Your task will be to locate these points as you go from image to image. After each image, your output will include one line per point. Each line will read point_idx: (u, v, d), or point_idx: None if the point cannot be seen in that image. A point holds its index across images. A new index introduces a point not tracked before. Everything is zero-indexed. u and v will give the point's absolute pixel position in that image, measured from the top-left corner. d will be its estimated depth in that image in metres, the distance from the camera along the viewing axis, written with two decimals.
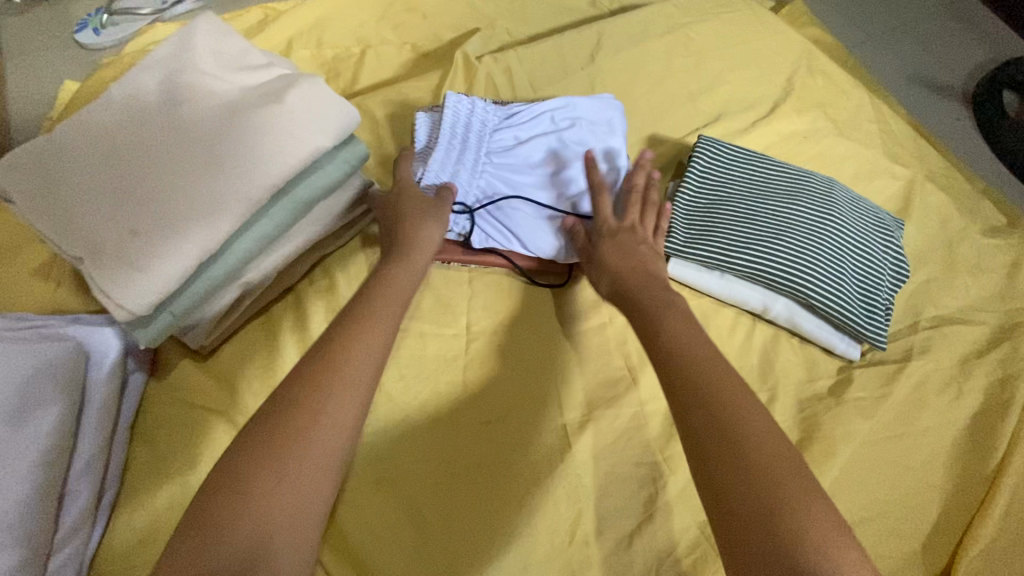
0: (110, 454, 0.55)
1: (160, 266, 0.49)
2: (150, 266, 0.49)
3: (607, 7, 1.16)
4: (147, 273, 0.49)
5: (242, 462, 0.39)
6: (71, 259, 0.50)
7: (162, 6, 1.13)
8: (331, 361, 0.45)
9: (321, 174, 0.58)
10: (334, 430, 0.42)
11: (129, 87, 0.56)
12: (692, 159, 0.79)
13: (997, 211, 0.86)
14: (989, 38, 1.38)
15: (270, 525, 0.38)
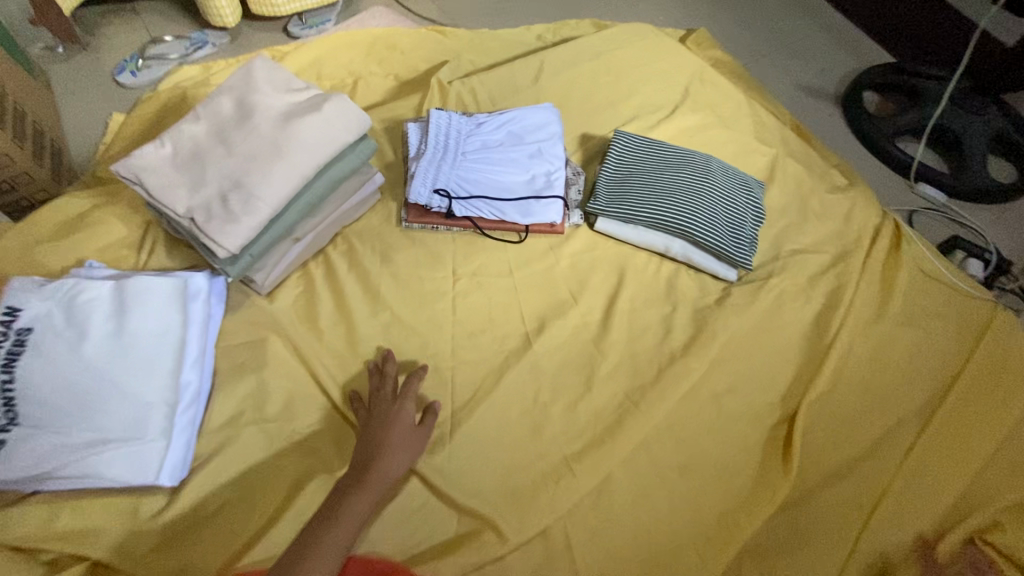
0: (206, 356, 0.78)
1: (245, 219, 0.74)
2: (239, 219, 0.73)
3: (548, 40, 1.46)
4: (238, 224, 0.73)
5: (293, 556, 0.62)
6: (185, 219, 0.74)
7: (186, 51, 1.38)
8: (342, 515, 0.66)
9: (346, 160, 0.84)
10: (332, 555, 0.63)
11: (212, 106, 0.81)
12: (610, 148, 1.07)
13: (840, 176, 1.17)
14: (855, 50, 1.70)
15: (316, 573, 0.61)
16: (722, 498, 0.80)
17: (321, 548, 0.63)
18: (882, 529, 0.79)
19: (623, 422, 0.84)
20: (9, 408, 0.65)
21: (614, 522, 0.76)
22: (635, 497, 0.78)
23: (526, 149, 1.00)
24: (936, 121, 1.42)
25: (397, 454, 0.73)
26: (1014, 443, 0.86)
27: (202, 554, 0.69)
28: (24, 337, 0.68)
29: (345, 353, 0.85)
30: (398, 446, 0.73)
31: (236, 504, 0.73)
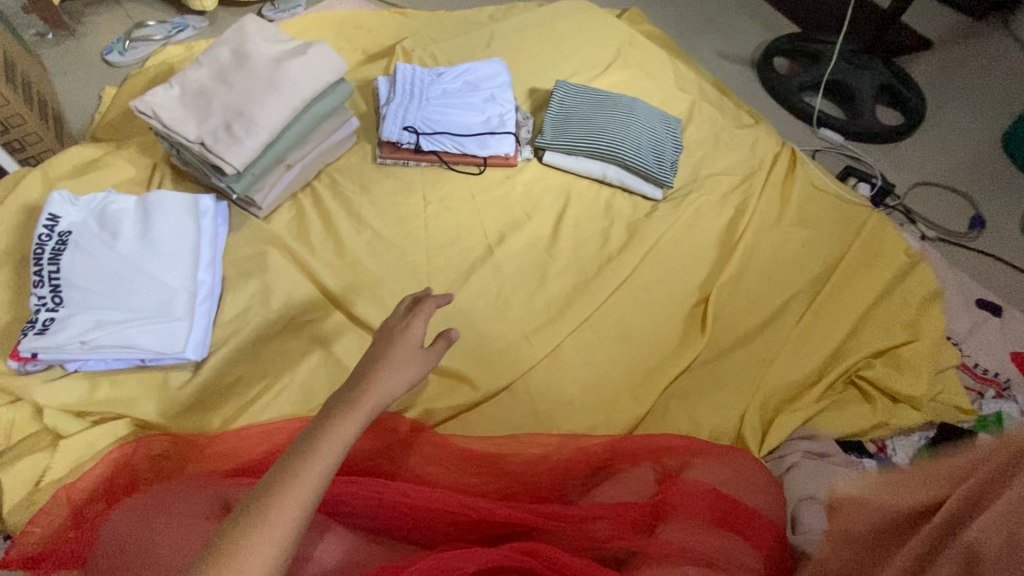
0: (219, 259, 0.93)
1: (248, 142, 0.92)
2: (242, 142, 0.92)
3: (498, 17, 1.65)
4: (242, 146, 0.92)
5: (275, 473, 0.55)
6: (197, 144, 0.92)
7: (170, 33, 1.52)
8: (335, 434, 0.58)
9: (328, 96, 1.02)
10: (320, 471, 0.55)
11: (214, 57, 0.99)
12: (553, 95, 1.27)
13: (747, 117, 1.39)
14: (767, 23, 1.94)
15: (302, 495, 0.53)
16: (652, 358, 0.98)
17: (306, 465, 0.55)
18: (783, 373, 0.98)
19: (572, 306, 1.01)
20: (58, 292, 0.80)
21: (566, 378, 0.94)
22: (583, 360, 0.96)
23: (481, 94, 1.18)
24: (830, 76, 1.68)
25: (401, 371, 0.66)
26: (883, 306, 1.07)
27: (226, 413, 0.83)
28: (67, 238, 0.84)
29: (334, 260, 1.00)
30: (402, 362, 0.66)
31: (251, 377, 0.87)
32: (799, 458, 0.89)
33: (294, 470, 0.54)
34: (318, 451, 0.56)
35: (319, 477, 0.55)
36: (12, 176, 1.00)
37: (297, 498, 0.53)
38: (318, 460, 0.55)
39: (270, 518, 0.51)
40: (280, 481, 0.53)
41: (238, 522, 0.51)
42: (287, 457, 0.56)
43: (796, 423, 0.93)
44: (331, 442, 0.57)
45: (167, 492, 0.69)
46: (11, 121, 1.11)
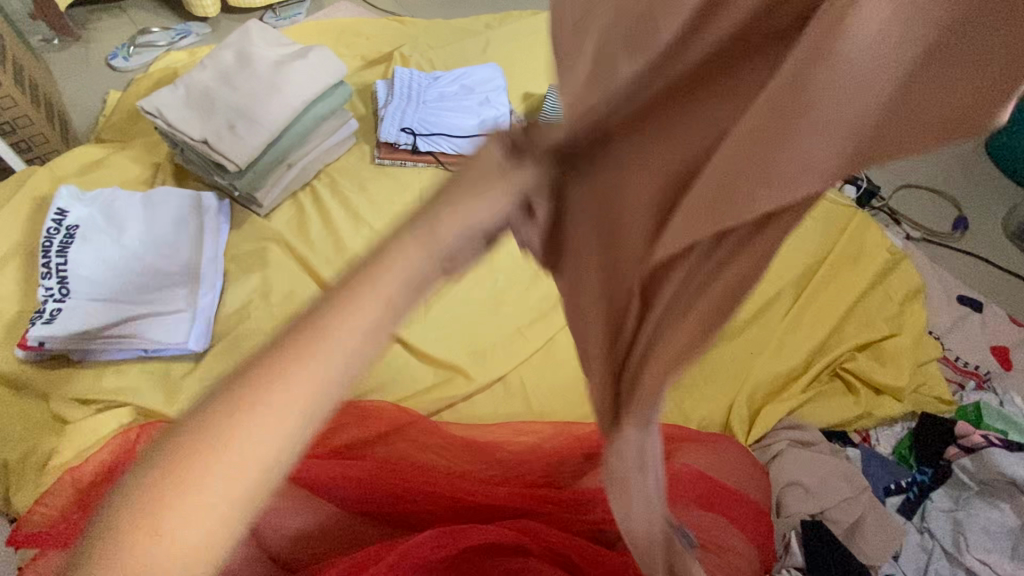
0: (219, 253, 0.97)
1: (250, 141, 0.96)
2: (245, 141, 0.96)
3: (495, 24, 1.68)
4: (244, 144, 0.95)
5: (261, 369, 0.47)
6: (201, 142, 0.96)
7: (173, 40, 1.55)
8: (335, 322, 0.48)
9: (328, 98, 1.06)
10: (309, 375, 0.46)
11: (218, 59, 1.03)
12: (547, 99, 1.30)
13: None
14: None
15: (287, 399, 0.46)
16: None
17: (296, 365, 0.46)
18: (770, 365, 1.00)
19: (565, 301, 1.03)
20: (63, 283, 0.84)
21: (557, 369, 0.97)
22: (575, 353, 0.98)
23: (476, 97, 1.21)
24: None
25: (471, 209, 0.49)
26: (868, 301, 1.10)
27: None
28: (75, 231, 0.88)
29: (331, 255, 1.01)
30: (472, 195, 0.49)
31: None
32: (786, 447, 0.91)
33: (272, 386, 0.46)
34: (298, 371, 0.46)
35: (301, 402, 0.46)
36: (19, 174, 1.04)
37: (278, 426, 0.45)
38: (297, 387, 0.46)
39: (252, 446, 0.45)
40: (258, 397, 0.45)
41: (202, 443, 0.44)
42: (265, 367, 0.47)
43: (781, 413, 0.95)
44: (316, 371, 0.47)
45: (171, 472, 0.70)
46: (18, 122, 1.14)
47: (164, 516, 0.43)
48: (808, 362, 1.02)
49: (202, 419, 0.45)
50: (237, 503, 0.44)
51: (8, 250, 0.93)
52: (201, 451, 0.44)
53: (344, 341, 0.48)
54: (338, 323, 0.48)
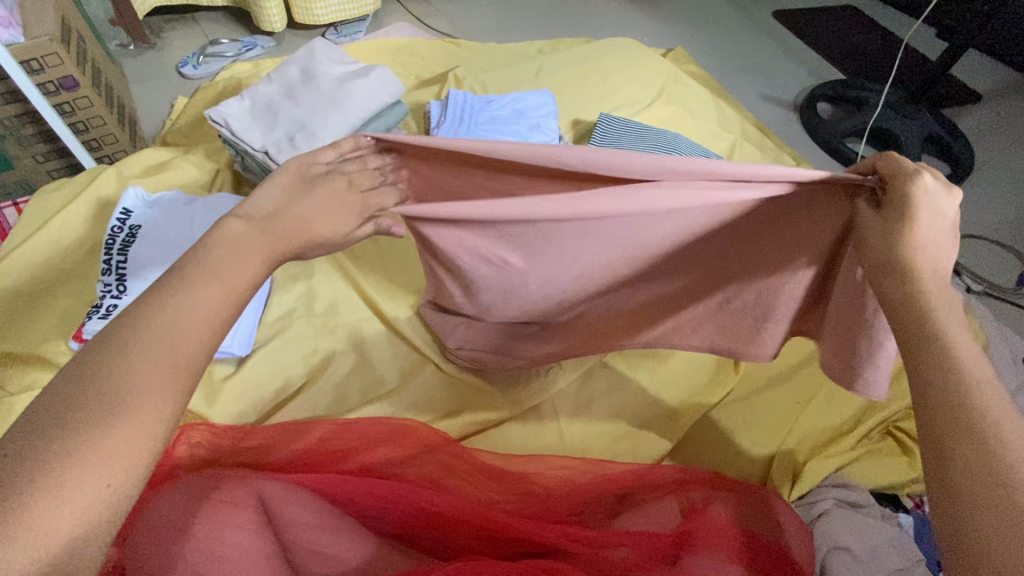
0: None
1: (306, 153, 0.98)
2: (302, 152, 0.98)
3: (546, 48, 1.64)
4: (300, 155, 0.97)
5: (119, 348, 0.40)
6: (260, 151, 0.99)
7: (240, 51, 1.62)
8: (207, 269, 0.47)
9: (383, 118, 1.08)
10: (197, 327, 0.43)
11: (282, 74, 1.07)
12: (597, 125, 1.29)
13: (789, 159, 1.40)
14: (812, 67, 1.94)
15: (168, 359, 0.41)
16: (682, 389, 0.98)
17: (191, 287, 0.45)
18: (817, 416, 0.96)
19: None
20: (122, 281, 0.85)
21: (592, 403, 0.94)
22: (611, 385, 0.97)
23: (527, 122, 1.22)
24: (875, 123, 1.67)
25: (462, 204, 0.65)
26: None
27: (266, 407, 0.88)
28: (137, 231, 0.90)
29: (376, 269, 1.03)
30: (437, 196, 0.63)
31: (290, 377, 0.91)
32: (831, 505, 0.85)
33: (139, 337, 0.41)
34: (160, 338, 0.41)
35: (169, 363, 0.41)
36: (90, 172, 1.09)
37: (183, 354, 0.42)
38: (163, 351, 0.41)
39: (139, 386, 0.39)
40: (126, 367, 0.39)
41: (58, 433, 0.36)
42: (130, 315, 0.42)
43: (828, 469, 0.90)
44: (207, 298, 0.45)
45: (211, 478, 0.70)
46: (92, 122, 1.20)
47: (68, 483, 0.34)
48: (856, 418, 0.97)
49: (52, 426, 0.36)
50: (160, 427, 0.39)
51: (73, 246, 0.97)
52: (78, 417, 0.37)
53: (213, 299, 0.45)
54: (207, 284, 0.46)
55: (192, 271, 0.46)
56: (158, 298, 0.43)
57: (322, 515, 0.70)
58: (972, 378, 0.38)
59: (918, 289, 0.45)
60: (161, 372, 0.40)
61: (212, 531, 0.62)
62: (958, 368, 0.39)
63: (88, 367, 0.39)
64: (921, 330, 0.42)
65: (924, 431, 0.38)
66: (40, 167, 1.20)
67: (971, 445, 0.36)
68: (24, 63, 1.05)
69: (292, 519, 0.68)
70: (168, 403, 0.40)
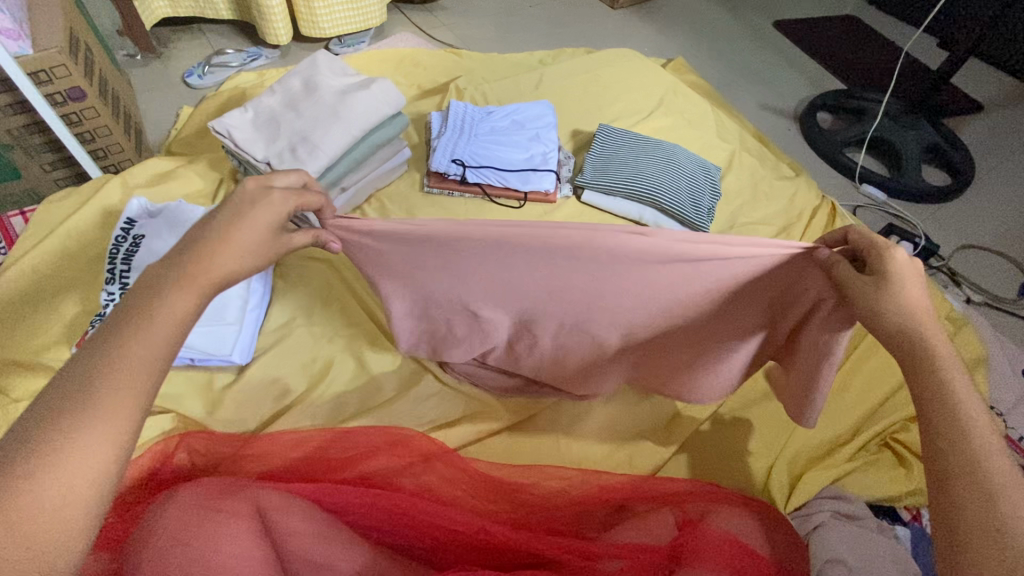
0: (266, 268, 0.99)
1: (308, 164, 0.99)
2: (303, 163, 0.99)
3: (546, 58, 1.65)
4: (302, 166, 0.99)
5: (70, 380, 0.41)
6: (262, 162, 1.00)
7: (244, 62, 1.65)
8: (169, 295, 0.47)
9: (385, 129, 1.10)
10: (147, 355, 0.43)
11: (285, 87, 1.09)
12: (596, 136, 1.30)
13: (787, 169, 1.40)
14: (812, 78, 1.95)
15: (117, 389, 0.41)
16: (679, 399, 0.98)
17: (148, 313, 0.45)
18: (813, 428, 0.96)
19: None
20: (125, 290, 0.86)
21: (590, 413, 0.95)
22: (609, 395, 0.97)
23: (527, 133, 1.23)
24: (875, 133, 1.68)
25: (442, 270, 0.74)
26: None
27: (267, 415, 0.89)
28: (140, 240, 0.91)
29: None
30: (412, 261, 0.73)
31: (289, 385, 0.91)
32: (827, 517, 0.85)
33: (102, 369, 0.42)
34: (109, 367, 0.41)
35: (119, 392, 0.41)
36: (96, 181, 1.11)
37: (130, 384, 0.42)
38: (114, 380, 0.41)
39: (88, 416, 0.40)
40: (77, 398, 0.40)
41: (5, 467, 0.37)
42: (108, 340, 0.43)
43: (825, 480, 0.90)
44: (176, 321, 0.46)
45: (208, 486, 0.71)
46: (98, 132, 1.22)
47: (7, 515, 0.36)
48: (852, 430, 0.97)
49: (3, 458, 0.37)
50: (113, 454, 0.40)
51: (78, 254, 0.98)
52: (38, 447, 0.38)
53: (168, 325, 0.45)
54: (162, 309, 0.45)
55: (152, 297, 0.46)
56: (110, 325, 0.44)
57: (321, 525, 0.70)
58: (978, 435, 0.44)
59: (932, 345, 0.50)
60: (109, 403, 0.40)
61: (210, 540, 0.62)
62: (967, 421, 0.45)
63: (42, 397, 0.40)
64: (936, 383, 0.47)
65: (936, 471, 0.45)
66: (47, 175, 1.22)
67: (974, 491, 0.42)
68: (33, 75, 1.08)
69: (290, 529, 0.68)
70: (118, 434, 0.40)
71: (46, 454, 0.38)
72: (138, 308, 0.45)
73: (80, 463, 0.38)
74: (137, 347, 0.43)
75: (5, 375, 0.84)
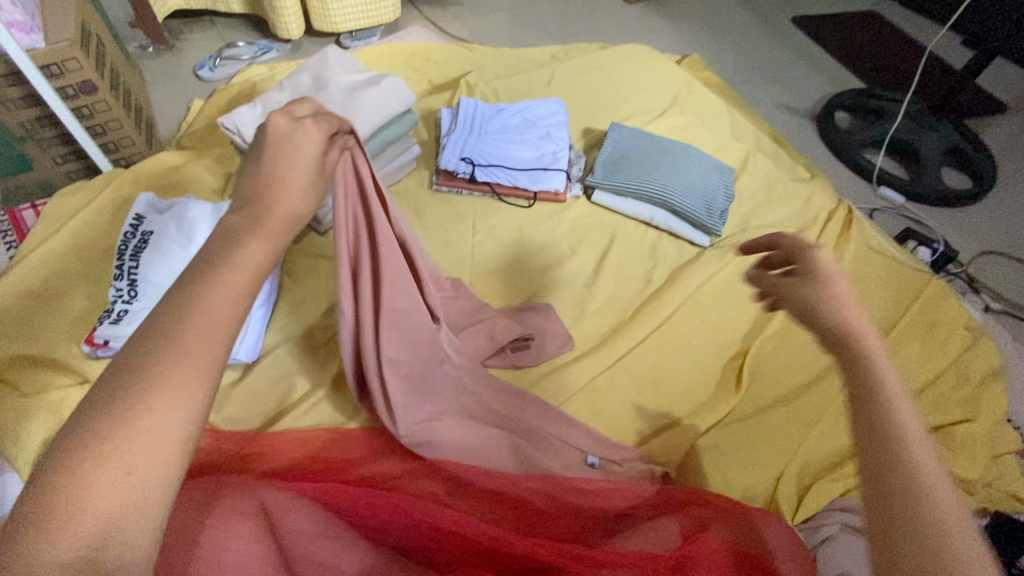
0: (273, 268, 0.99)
1: None
2: None
3: (558, 54, 1.63)
4: None
5: (140, 353, 0.36)
6: None
7: (255, 55, 1.64)
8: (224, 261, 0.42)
9: (394, 126, 1.09)
10: (216, 322, 0.38)
11: (294, 83, 1.08)
12: (608, 135, 1.28)
13: (803, 170, 1.37)
14: (830, 76, 1.91)
15: (185, 361, 0.36)
16: (686, 406, 0.97)
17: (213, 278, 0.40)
18: (823, 437, 0.95)
19: (608, 343, 1.01)
20: (134, 286, 0.86)
21: (595, 418, 0.94)
22: (616, 400, 0.96)
23: (538, 131, 1.21)
24: (894, 134, 1.64)
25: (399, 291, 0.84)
26: (938, 382, 1.02)
27: (272, 413, 0.88)
28: (149, 237, 0.91)
29: None
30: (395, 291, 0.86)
31: (295, 385, 0.91)
32: (838, 530, 0.84)
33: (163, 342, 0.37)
34: (181, 336, 0.37)
35: (190, 364, 0.36)
36: (107, 174, 1.11)
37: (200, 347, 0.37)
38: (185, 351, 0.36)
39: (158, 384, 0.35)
40: (146, 373, 0.35)
41: (77, 454, 0.32)
42: (169, 311, 0.38)
43: (835, 492, 0.89)
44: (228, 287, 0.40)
45: (214, 486, 0.71)
46: (109, 125, 1.22)
47: (82, 509, 0.31)
48: None
49: (71, 445, 0.32)
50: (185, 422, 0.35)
51: (87, 249, 0.99)
52: (99, 426, 0.33)
53: (235, 291, 0.40)
54: (223, 273, 0.40)
55: (196, 265, 0.41)
56: (178, 290, 0.39)
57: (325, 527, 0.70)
58: (915, 457, 0.50)
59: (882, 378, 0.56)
60: (179, 374, 0.35)
61: (214, 539, 0.62)
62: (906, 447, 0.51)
63: (107, 375, 0.35)
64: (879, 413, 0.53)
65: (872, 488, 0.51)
66: (59, 168, 1.22)
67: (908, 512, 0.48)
68: (44, 67, 1.08)
69: (294, 528, 0.68)
70: (188, 411, 0.35)
71: (115, 437, 0.33)
72: (197, 277, 0.40)
73: (152, 444, 0.34)
74: (202, 313, 0.38)
75: (15, 369, 0.84)
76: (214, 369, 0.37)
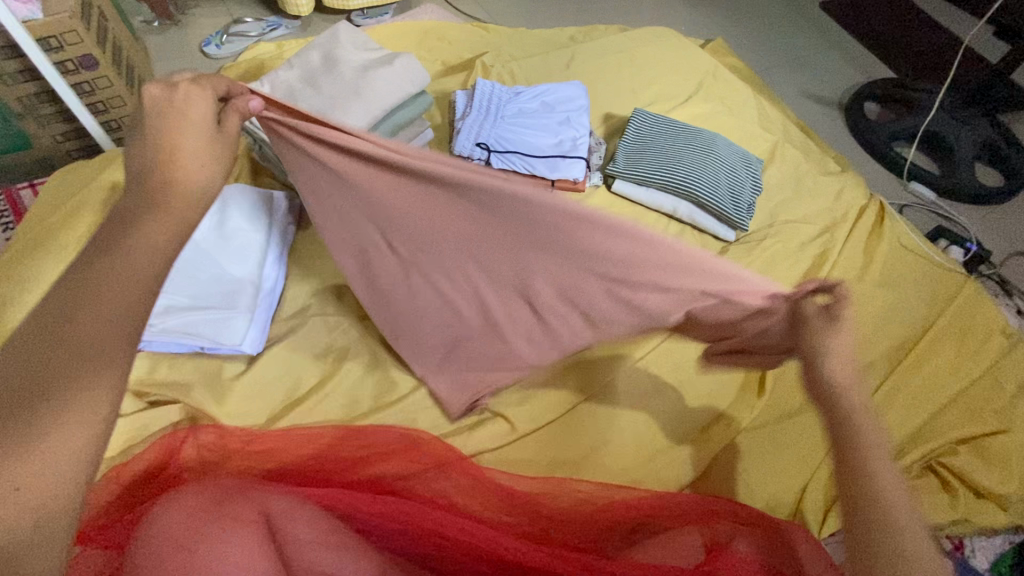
0: (276, 249, 0.94)
1: None
2: None
3: (578, 36, 1.56)
4: None
5: (32, 369, 0.38)
6: None
7: (263, 32, 1.58)
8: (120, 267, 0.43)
9: (409, 109, 1.04)
10: (113, 334, 0.41)
11: (303, 60, 1.03)
12: (630, 121, 1.22)
13: (832, 163, 1.31)
14: (860, 64, 1.83)
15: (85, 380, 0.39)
16: (708, 409, 0.93)
17: (106, 291, 0.42)
18: (852, 446, 0.90)
19: (627, 342, 0.97)
20: None
21: (614, 421, 0.90)
22: (635, 402, 0.92)
23: (557, 116, 1.16)
24: (928, 127, 1.57)
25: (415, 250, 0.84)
26: (973, 390, 0.97)
27: (276, 408, 0.85)
28: None
29: None
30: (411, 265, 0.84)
31: (301, 378, 0.87)
32: (867, 546, 0.80)
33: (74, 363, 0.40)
34: (76, 354, 0.39)
35: (88, 383, 0.39)
36: (108, 154, 1.07)
37: (104, 353, 0.40)
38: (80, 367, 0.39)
39: (70, 396, 0.38)
40: (42, 393, 0.38)
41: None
42: (62, 320, 0.40)
43: (864, 505, 0.84)
44: (124, 292, 0.42)
45: (213, 488, 0.68)
46: (111, 102, 1.17)
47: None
48: (895, 451, 0.91)
49: None
50: (88, 428, 0.38)
51: (86, 231, 0.95)
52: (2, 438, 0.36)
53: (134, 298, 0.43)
54: (117, 282, 0.43)
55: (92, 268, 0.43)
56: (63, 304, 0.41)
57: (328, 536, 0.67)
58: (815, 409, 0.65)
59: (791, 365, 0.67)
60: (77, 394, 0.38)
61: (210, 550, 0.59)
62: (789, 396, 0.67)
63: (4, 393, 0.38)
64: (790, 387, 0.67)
65: None
66: (60, 146, 1.18)
67: None
68: (42, 41, 1.03)
69: (295, 537, 0.65)
70: (90, 428, 0.38)
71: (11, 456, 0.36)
72: (87, 284, 0.42)
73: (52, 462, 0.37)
74: (95, 326, 0.40)
75: None
76: (112, 381, 0.40)
